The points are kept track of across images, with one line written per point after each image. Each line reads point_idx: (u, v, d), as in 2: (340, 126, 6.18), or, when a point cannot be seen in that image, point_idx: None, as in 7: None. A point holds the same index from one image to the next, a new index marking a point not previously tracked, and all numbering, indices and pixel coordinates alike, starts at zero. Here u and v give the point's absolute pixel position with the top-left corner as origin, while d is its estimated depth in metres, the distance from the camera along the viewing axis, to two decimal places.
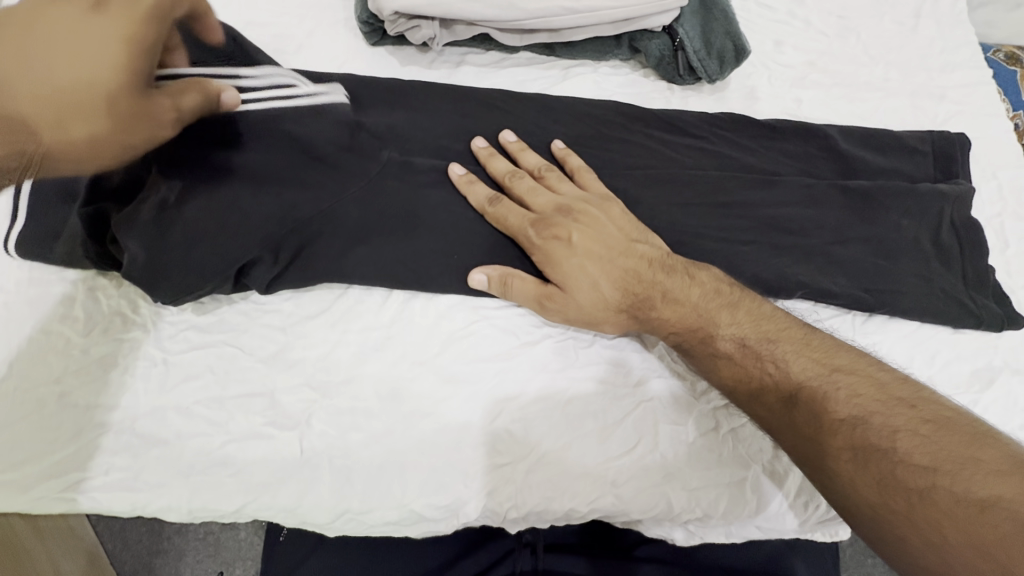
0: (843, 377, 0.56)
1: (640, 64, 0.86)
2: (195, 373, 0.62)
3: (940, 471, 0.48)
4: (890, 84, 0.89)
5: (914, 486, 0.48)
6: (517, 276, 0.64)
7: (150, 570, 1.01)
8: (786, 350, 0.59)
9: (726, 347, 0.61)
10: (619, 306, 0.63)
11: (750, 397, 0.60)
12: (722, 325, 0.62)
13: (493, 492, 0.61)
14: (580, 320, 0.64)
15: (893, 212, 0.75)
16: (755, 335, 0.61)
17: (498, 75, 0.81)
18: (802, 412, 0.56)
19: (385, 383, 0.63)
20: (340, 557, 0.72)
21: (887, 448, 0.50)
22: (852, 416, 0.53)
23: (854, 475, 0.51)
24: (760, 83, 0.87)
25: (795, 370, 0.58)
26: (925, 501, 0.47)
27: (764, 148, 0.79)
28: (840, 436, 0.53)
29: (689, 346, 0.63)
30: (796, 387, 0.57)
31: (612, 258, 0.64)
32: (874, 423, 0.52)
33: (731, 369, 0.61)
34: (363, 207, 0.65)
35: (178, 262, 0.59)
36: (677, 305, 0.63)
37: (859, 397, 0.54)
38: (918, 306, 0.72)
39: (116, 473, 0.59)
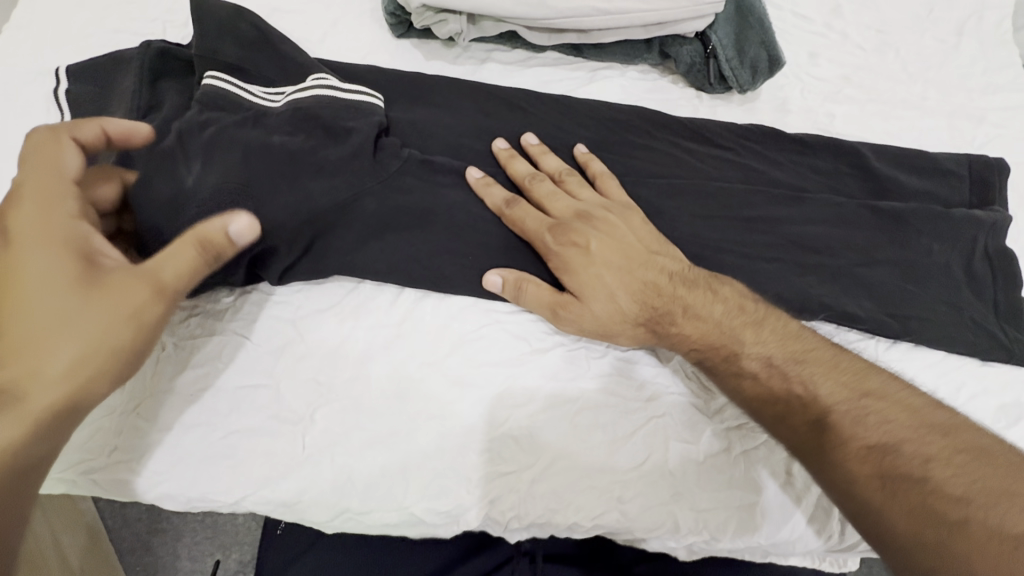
0: (882, 406, 0.55)
1: (668, 70, 0.83)
2: (200, 361, 0.61)
3: (973, 504, 0.48)
4: (928, 103, 0.86)
5: (949, 518, 0.48)
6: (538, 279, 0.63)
7: (146, 548, 1.01)
8: (813, 371, 0.58)
9: (753, 364, 0.59)
10: (638, 318, 0.61)
11: (783, 418, 0.57)
12: (751, 346, 0.60)
13: (495, 501, 0.60)
14: (597, 329, 0.62)
15: (924, 237, 0.73)
16: (790, 359, 0.59)
17: (523, 74, 0.80)
18: (831, 435, 0.54)
19: (391, 382, 0.62)
20: (338, 553, 0.72)
21: (930, 482, 0.50)
22: (892, 444, 0.52)
23: (886, 503, 0.50)
24: (792, 95, 0.84)
25: (831, 394, 0.56)
26: (959, 533, 0.47)
27: (793, 163, 0.77)
28: (870, 462, 0.52)
29: (710, 361, 0.61)
30: (830, 411, 0.55)
31: (634, 271, 0.62)
32: (910, 451, 0.52)
33: (759, 390, 0.59)
34: (379, 202, 0.63)
35: None
36: (694, 321, 0.61)
37: (898, 428, 0.53)
38: (945, 335, 0.70)
39: (115, 458, 0.59)
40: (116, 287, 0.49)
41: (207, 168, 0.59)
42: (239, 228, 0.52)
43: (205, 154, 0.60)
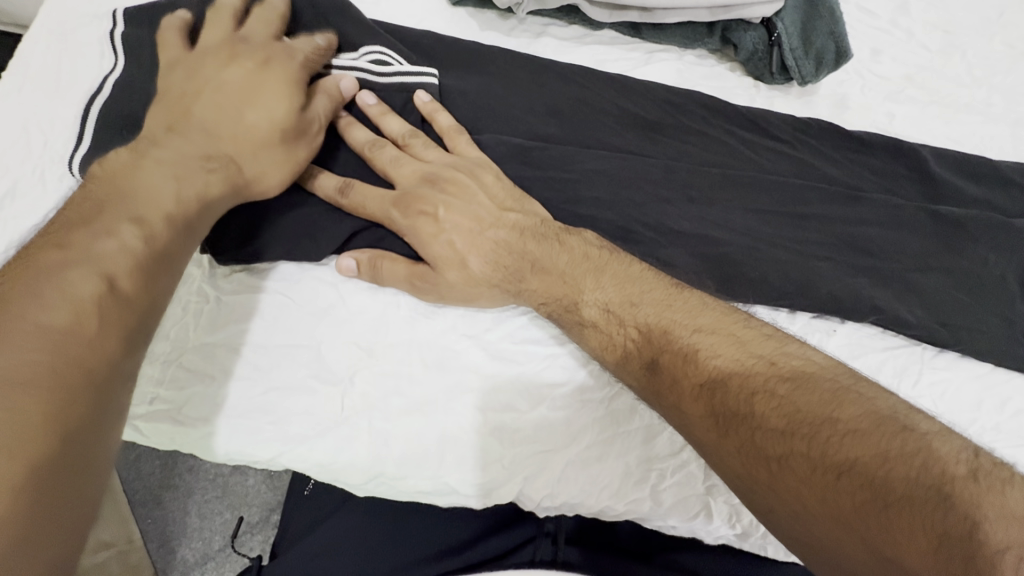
0: (798, 423, 0.44)
1: (727, 58, 0.81)
2: (244, 316, 0.61)
3: (877, 465, 0.40)
4: (992, 110, 0.83)
5: (830, 472, 0.41)
6: (542, 269, 0.59)
7: (158, 502, 1.02)
8: (709, 340, 0.51)
9: (698, 375, 0.50)
10: (646, 321, 0.55)
11: (724, 442, 0.47)
12: (700, 350, 0.51)
13: (530, 478, 0.60)
14: (598, 331, 0.57)
15: (981, 246, 0.71)
16: (739, 373, 0.49)
17: (579, 51, 0.78)
18: (758, 459, 0.45)
19: (431, 351, 0.62)
20: (368, 514, 0.75)
21: (796, 503, 0.43)
22: (805, 473, 0.43)
23: (772, 481, 0.44)
24: (852, 91, 0.82)
25: (759, 409, 0.46)
26: (856, 496, 0.40)
27: (848, 161, 0.75)
28: (768, 423, 0.45)
29: (673, 376, 0.51)
30: (752, 432, 0.46)
31: (631, 276, 0.58)
32: (799, 478, 0.43)
33: (700, 411, 0.49)
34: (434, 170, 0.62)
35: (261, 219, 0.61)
36: (681, 325, 0.53)
37: (788, 442, 0.44)
38: (994, 349, 0.68)
39: (158, 404, 0.59)
40: (296, 119, 0.57)
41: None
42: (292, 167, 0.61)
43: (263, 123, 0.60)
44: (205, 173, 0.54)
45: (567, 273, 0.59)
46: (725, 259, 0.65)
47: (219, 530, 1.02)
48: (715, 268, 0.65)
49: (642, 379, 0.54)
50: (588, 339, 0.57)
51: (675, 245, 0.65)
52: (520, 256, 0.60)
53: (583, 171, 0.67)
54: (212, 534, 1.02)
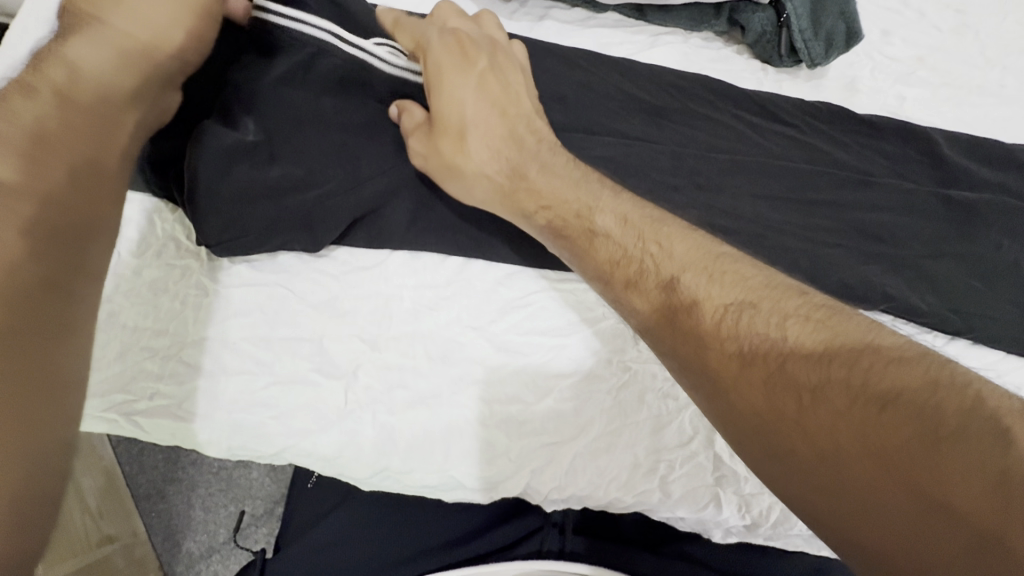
0: (834, 351, 0.40)
1: (734, 40, 0.79)
2: (245, 311, 0.60)
3: (930, 400, 0.36)
4: (1004, 91, 0.81)
5: (871, 404, 0.37)
6: (549, 169, 0.55)
7: (162, 496, 1.01)
8: (732, 275, 0.47)
9: (722, 302, 0.46)
10: (668, 242, 0.50)
11: (745, 374, 0.42)
12: (727, 275, 0.47)
13: (538, 470, 0.60)
14: (610, 242, 0.52)
15: (994, 231, 0.69)
16: (769, 301, 0.44)
17: (582, 34, 0.75)
18: (789, 391, 0.40)
19: (436, 344, 0.61)
20: (372, 506, 0.75)
21: (828, 444, 0.38)
22: (842, 406, 0.38)
23: (800, 416, 0.39)
24: (862, 74, 0.80)
25: (792, 336, 0.42)
26: (900, 430, 0.35)
27: (860, 145, 0.72)
28: (799, 352, 0.41)
29: (694, 304, 0.47)
30: (782, 360, 0.41)
31: (650, 218, 0.53)
32: (834, 413, 0.38)
33: (724, 342, 0.44)
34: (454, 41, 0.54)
35: (253, 211, 0.56)
36: (707, 252, 0.49)
37: (824, 370, 0.40)
38: (1005, 336, 0.68)
39: (160, 400, 0.59)
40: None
41: (270, 114, 0.56)
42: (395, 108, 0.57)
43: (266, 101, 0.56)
44: (79, 40, 0.51)
45: (579, 182, 0.55)
46: (732, 248, 0.65)
47: (224, 524, 1.01)
48: None
49: (656, 305, 0.48)
50: (598, 252, 0.52)
51: None
52: (531, 159, 0.56)
53: (588, 159, 0.65)
54: (217, 527, 1.01)
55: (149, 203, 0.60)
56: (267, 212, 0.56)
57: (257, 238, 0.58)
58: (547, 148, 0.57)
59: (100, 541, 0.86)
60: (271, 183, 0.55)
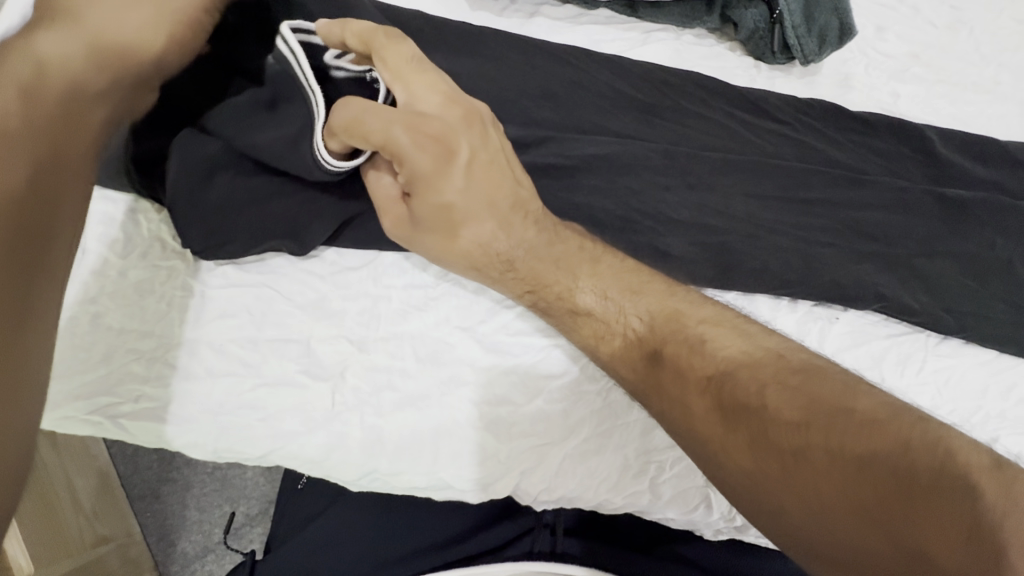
0: (812, 417, 0.43)
1: (727, 36, 0.78)
2: (230, 312, 0.59)
3: (904, 459, 0.39)
4: (999, 88, 0.80)
5: (850, 465, 0.41)
6: (537, 254, 0.55)
7: (156, 496, 1.00)
8: (712, 335, 0.51)
9: (706, 368, 0.49)
10: (648, 311, 0.54)
11: (731, 436, 0.46)
12: (707, 343, 0.51)
13: (528, 472, 0.59)
14: (594, 319, 0.55)
15: (987, 229, 0.69)
16: (747, 366, 0.48)
17: (573, 31, 0.74)
18: (774, 455, 0.44)
19: (425, 345, 0.60)
20: (365, 507, 0.74)
21: (814, 503, 0.42)
22: (824, 469, 0.41)
23: (784, 477, 0.43)
24: (856, 71, 0.79)
25: (771, 403, 0.45)
26: (878, 490, 0.39)
27: (853, 144, 0.72)
28: (781, 413, 0.45)
29: (678, 367, 0.51)
30: (765, 426, 0.45)
31: (629, 269, 0.56)
32: (816, 475, 0.42)
33: (706, 407, 0.48)
34: (423, 125, 0.49)
35: (240, 219, 0.58)
36: (687, 316, 0.53)
37: (803, 435, 0.43)
38: (999, 335, 0.67)
39: (145, 402, 0.58)
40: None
41: (252, 124, 0.56)
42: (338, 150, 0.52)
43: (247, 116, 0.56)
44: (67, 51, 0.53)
45: (561, 258, 0.55)
46: (723, 248, 0.64)
47: (218, 523, 1.01)
48: (714, 257, 0.64)
49: (644, 372, 0.52)
50: (583, 329, 0.55)
51: (674, 234, 0.64)
52: (515, 246, 0.55)
53: (578, 157, 0.65)
54: (212, 527, 1.01)
55: (134, 202, 0.60)
56: (253, 220, 0.58)
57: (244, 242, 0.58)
58: (529, 224, 0.55)
59: (94, 541, 0.85)
60: (258, 193, 0.58)
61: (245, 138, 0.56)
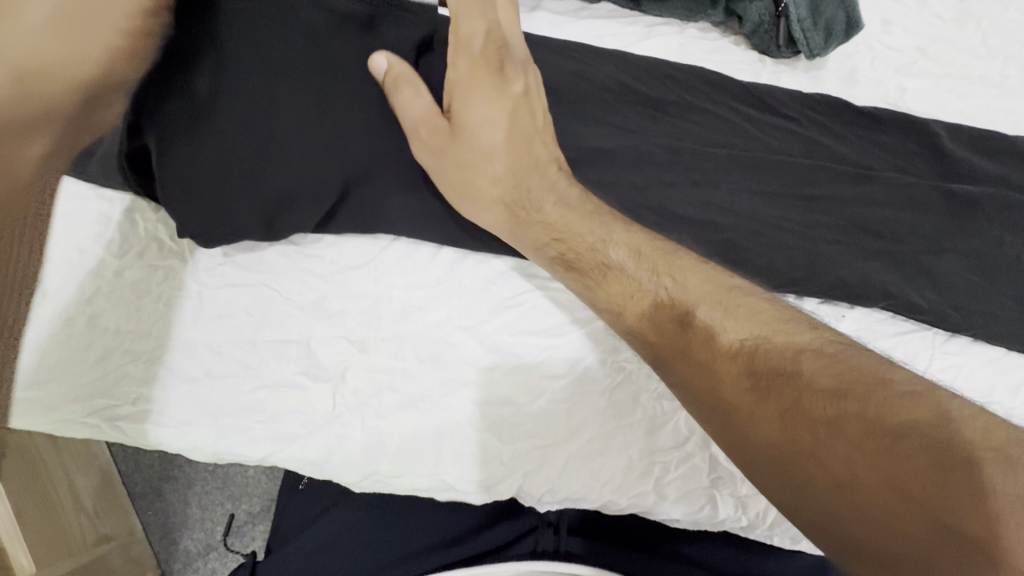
0: (851, 383, 0.43)
1: (731, 31, 0.77)
2: (229, 312, 0.58)
3: (939, 432, 0.39)
4: (1006, 82, 0.79)
5: (886, 434, 0.40)
6: (564, 204, 0.56)
7: (158, 494, 1.00)
8: (743, 305, 0.50)
9: (736, 335, 0.48)
10: (681, 276, 0.53)
11: (763, 406, 0.45)
12: (741, 308, 0.50)
13: (531, 473, 0.59)
14: (624, 275, 0.54)
15: (996, 226, 0.68)
16: (782, 335, 0.47)
17: (575, 25, 0.73)
18: (805, 425, 0.43)
19: (427, 346, 0.59)
20: (367, 505, 0.74)
21: (844, 473, 0.41)
22: (860, 438, 0.41)
23: (818, 449, 0.42)
24: (862, 65, 0.78)
25: (806, 370, 0.45)
26: (913, 459, 0.39)
27: (860, 139, 0.71)
28: (816, 380, 0.44)
29: (706, 332, 0.50)
30: (799, 394, 0.44)
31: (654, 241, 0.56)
32: (849, 446, 0.41)
33: (736, 372, 0.47)
34: (485, 56, 0.53)
35: (238, 196, 0.53)
36: (717, 286, 0.52)
37: (839, 404, 0.42)
38: (1006, 332, 0.67)
39: (143, 404, 0.58)
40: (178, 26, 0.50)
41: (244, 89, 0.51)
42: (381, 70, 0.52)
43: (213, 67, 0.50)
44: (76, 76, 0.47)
45: (590, 215, 0.56)
46: (729, 245, 0.63)
47: (219, 522, 1.01)
48: (719, 254, 0.63)
49: (670, 338, 0.51)
50: (611, 284, 0.54)
51: (678, 231, 0.63)
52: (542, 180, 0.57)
53: (581, 155, 0.64)
54: (214, 525, 1.00)
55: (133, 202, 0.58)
56: (253, 199, 0.53)
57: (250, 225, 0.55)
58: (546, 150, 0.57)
59: (96, 540, 0.85)
60: (253, 166, 0.52)
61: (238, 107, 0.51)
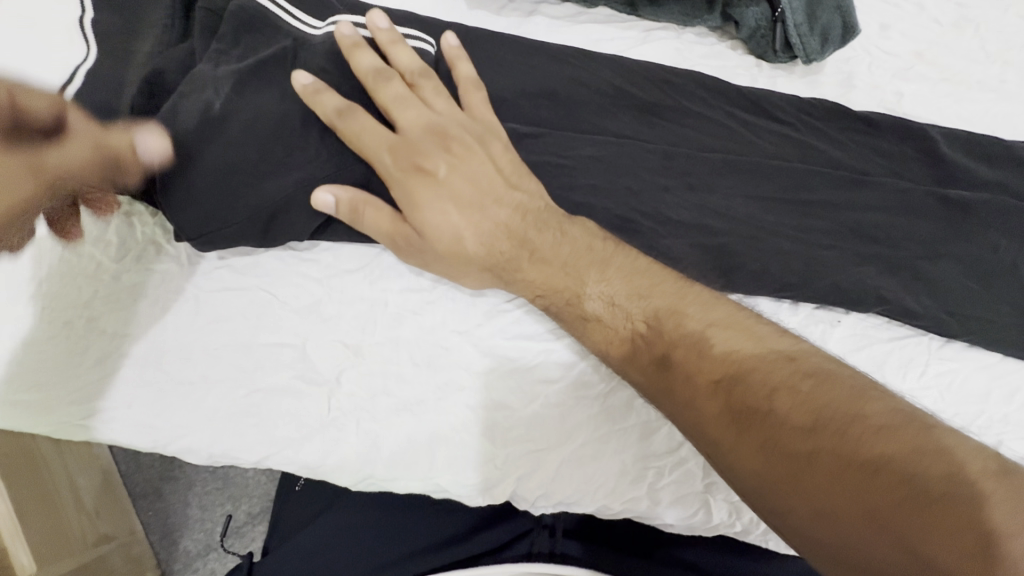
0: (827, 418, 0.43)
1: (728, 35, 0.77)
2: (225, 316, 0.59)
3: (915, 469, 0.39)
4: (1005, 87, 0.79)
5: (861, 470, 0.40)
6: (540, 259, 0.56)
7: (159, 495, 1.01)
8: (722, 335, 0.50)
9: (715, 371, 0.48)
10: (659, 319, 0.52)
11: (742, 442, 0.45)
12: (715, 345, 0.50)
13: (525, 477, 0.59)
14: (604, 325, 0.55)
15: (992, 231, 0.68)
16: (757, 369, 0.47)
17: (572, 30, 0.74)
18: (784, 460, 0.43)
19: (421, 350, 0.60)
20: (364, 507, 0.74)
21: (824, 507, 0.41)
22: (835, 473, 0.41)
23: (798, 484, 0.43)
24: (859, 70, 0.78)
25: (782, 407, 0.45)
26: (889, 495, 0.39)
27: (856, 144, 0.71)
28: (792, 415, 0.44)
29: (686, 372, 0.50)
30: (775, 430, 0.44)
31: (639, 269, 0.55)
32: (827, 480, 0.41)
33: (716, 409, 0.47)
34: (406, 152, 0.55)
35: (229, 196, 0.53)
36: (699, 317, 0.52)
37: (813, 440, 0.43)
38: (1005, 337, 0.66)
39: (140, 406, 0.58)
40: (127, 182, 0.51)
41: (250, 94, 0.54)
42: (325, 194, 0.54)
43: (237, 77, 0.54)
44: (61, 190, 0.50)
45: (570, 262, 0.56)
46: (724, 250, 0.63)
47: (218, 522, 1.01)
48: (713, 259, 0.63)
49: (653, 379, 0.51)
50: (593, 334, 0.55)
51: (674, 235, 0.63)
52: (519, 242, 0.57)
53: (576, 159, 0.64)
54: (214, 526, 1.01)
55: (133, 207, 0.59)
56: (243, 199, 0.54)
57: (241, 228, 0.55)
58: (505, 207, 0.57)
59: (96, 540, 0.85)
60: (251, 165, 0.53)
61: (243, 108, 0.54)
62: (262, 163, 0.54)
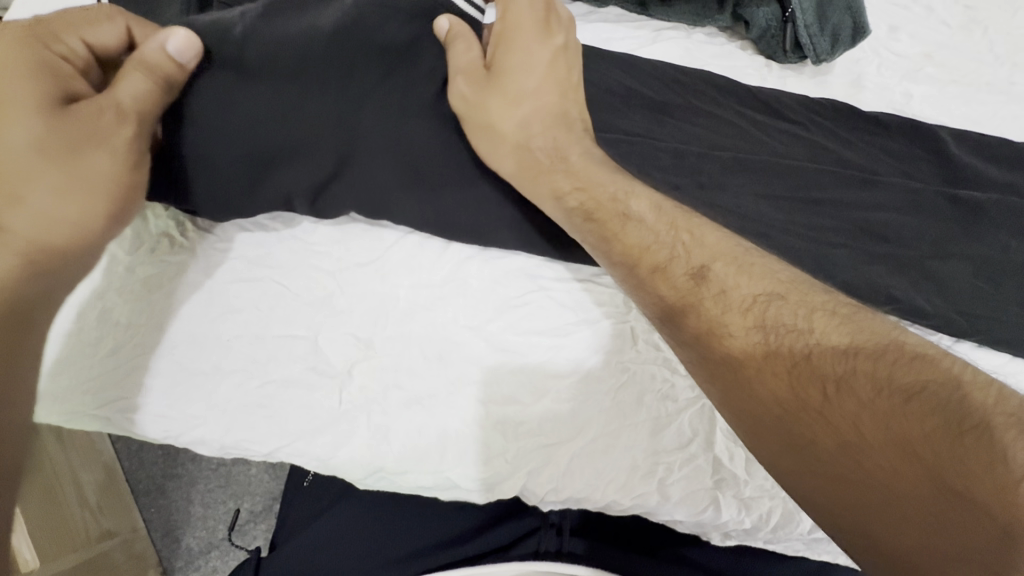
0: (863, 345, 0.43)
1: (738, 35, 0.78)
2: (237, 308, 0.59)
3: (948, 400, 0.38)
4: (1013, 89, 0.79)
5: (891, 392, 0.40)
6: None
7: (161, 492, 1.00)
8: (759, 266, 0.50)
9: (748, 294, 0.48)
10: (701, 232, 0.52)
11: (770, 363, 0.45)
12: (748, 277, 0.49)
13: (535, 472, 0.59)
14: (643, 223, 0.53)
15: (1002, 231, 0.68)
16: (793, 294, 0.47)
17: (583, 28, 0.74)
18: (814, 381, 0.43)
19: (432, 345, 0.60)
20: (369, 503, 0.74)
21: (849, 429, 0.41)
22: (867, 396, 0.41)
23: (824, 407, 0.42)
24: (868, 71, 0.78)
25: (818, 328, 0.44)
26: (918, 419, 0.38)
27: (865, 144, 0.71)
28: (828, 337, 0.44)
29: (715, 292, 0.49)
30: (810, 350, 0.44)
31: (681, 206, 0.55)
32: (857, 401, 0.41)
33: (746, 328, 0.47)
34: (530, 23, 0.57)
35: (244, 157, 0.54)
36: (734, 245, 0.52)
37: (850, 362, 0.42)
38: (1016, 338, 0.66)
39: (151, 398, 0.58)
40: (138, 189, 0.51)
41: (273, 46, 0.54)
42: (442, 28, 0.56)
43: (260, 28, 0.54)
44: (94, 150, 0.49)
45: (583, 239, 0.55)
46: None
47: (221, 520, 1.01)
48: None
49: (683, 291, 0.50)
50: (629, 233, 0.53)
51: None
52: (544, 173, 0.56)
53: None
54: (217, 524, 1.01)
55: None
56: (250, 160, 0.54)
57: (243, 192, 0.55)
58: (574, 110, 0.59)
59: (99, 536, 0.85)
60: (260, 122, 0.54)
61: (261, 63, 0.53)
62: (275, 121, 0.54)
